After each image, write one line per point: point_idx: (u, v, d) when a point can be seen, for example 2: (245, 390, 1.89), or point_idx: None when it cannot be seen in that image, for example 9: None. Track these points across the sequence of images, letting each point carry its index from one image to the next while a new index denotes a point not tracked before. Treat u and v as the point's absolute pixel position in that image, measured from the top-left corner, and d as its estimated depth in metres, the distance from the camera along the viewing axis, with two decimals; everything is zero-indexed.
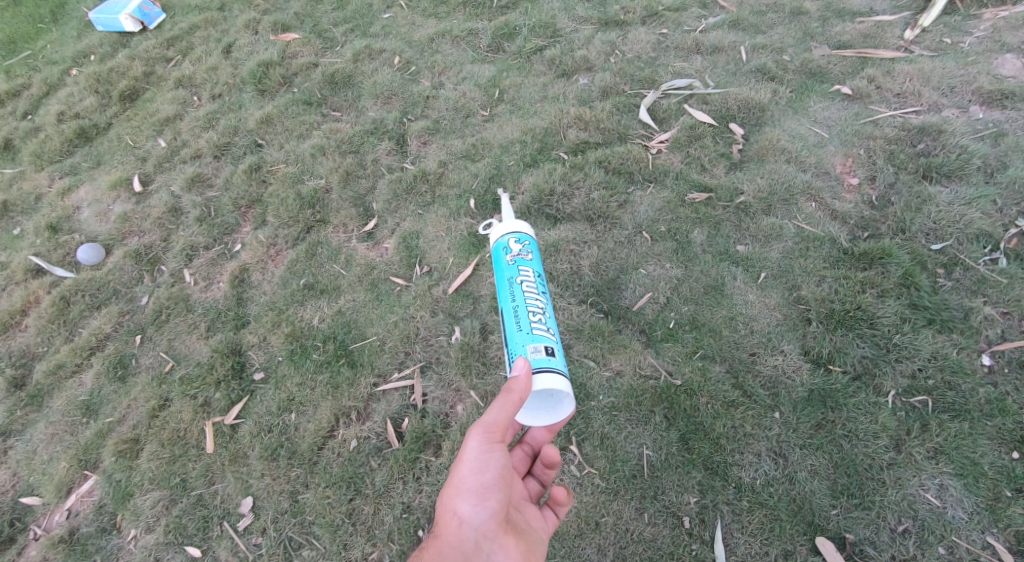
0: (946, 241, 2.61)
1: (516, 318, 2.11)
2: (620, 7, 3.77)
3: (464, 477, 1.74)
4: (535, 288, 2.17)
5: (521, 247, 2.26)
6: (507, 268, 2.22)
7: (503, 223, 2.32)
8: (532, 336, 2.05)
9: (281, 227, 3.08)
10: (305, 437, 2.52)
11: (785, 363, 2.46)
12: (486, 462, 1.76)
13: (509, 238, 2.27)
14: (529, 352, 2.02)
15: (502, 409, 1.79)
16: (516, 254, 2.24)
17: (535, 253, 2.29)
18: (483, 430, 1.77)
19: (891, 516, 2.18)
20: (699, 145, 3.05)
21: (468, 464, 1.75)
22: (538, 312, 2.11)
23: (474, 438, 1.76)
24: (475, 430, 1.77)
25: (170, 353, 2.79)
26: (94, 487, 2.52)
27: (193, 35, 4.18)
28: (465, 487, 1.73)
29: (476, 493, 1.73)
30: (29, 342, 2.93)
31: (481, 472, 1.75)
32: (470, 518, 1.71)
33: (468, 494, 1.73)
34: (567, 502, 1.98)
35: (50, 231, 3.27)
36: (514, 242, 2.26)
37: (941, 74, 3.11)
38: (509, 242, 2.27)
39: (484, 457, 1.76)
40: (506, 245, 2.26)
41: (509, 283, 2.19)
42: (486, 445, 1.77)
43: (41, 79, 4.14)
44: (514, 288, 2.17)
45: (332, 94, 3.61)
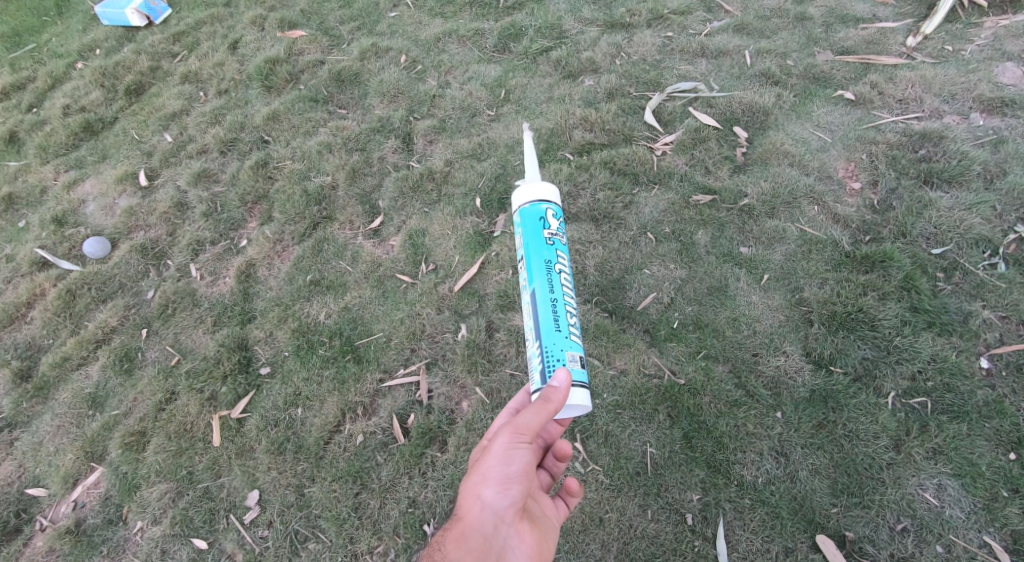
0: (946, 245, 2.65)
1: (556, 314, 1.99)
2: (625, 10, 3.80)
3: (490, 467, 1.77)
4: (572, 282, 2.08)
5: (557, 224, 2.11)
6: (547, 250, 2.06)
7: (540, 187, 2.13)
8: (571, 342, 1.98)
9: (287, 224, 3.09)
10: (311, 432, 2.54)
11: (787, 364, 2.50)
12: (513, 456, 1.78)
13: (545, 207, 2.11)
14: (569, 360, 1.95)
15: (536, 414, 1.81)
16: (554, 233, 2.09)
17: (566, 231, 2.15)
18: (514, 427, 1.80)
19: (890, 514, 2.22)
20: (703, 147, 3.08)
21: (496, 455, 1.79)
22: (575, 312, 2.03)
23: (504, 433, 1.80)
24: (506, 426, 1.81)
25: (176, 347, 2.80)
26: (100, 479, 2.53)
27: (200, 31, 4.19)
28: (490, 475, 1.76)
29: (500, 482, 1.76)
30: (35, 335, 2.94)
31: (507, 464, 1.77)
32: (491, 504, 1.74)
33: (492, 483, 1.76)
34: (578, 497, 1.97)
35: (56, 224, 3.28)
36: (553, 215, 2.10)
37: (942, 81, 3.15)
38: (547, 212, 2.10)
39: (511, 450, 1.79)
40: (544, 220, 2.09)
41: (548, 269, 2.04)
42: (514, 440, 1.80)
43: (46, 72, 4.14)
44: (553, 278, 2.03)
45: (338, 92, 3.63)
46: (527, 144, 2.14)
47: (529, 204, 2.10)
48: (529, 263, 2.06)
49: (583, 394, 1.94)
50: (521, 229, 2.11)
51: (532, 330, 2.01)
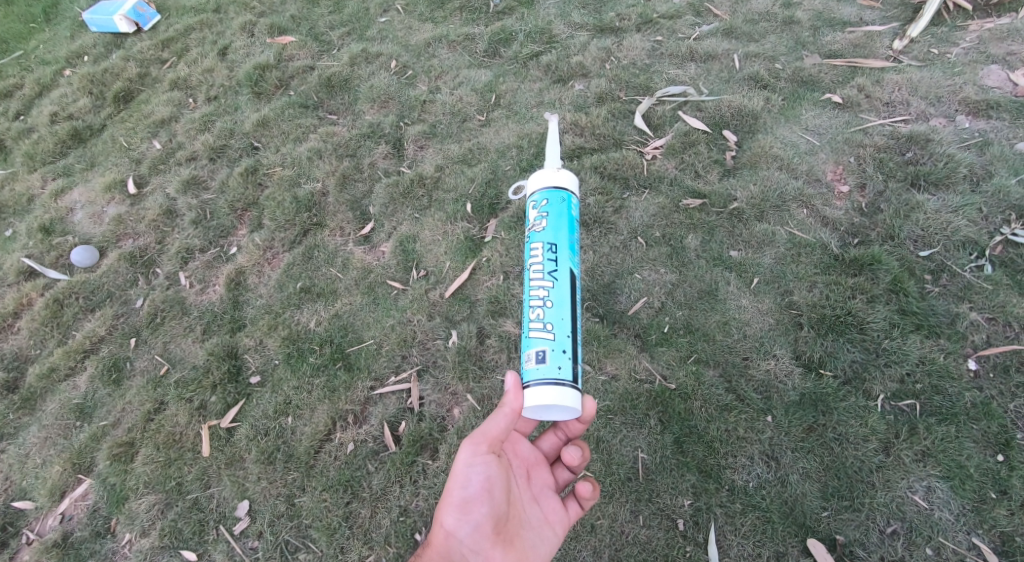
0: (933, 248, 2.67)
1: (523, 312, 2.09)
2: (615, 14, 3.81)
3: (450, 491, 1.83)
4: (542, 273, 2.08)
5: (538, 214, 2.18)
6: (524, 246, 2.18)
7: (529, 183, 2.26)
8: (531, 337, 2.01)
9: (278, 231, 3.08)
10: (302, 441, 2.53)
11: (777, 367, 2.51)
12: (469, 476, 1.82)
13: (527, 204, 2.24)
14: (526, 357, 1.99)
15: (494, 424, 1.84)
16: (531, 226, 2.18)
17: (555, 216, 2.16)
18: (469, 445, 1.84)
19: (880, 518, 2.23)
20: (693, 151, 3.09)
21: (456, 480, 1.83)
22: (538, 305, 2.04)
23: (463, 453, 1.84)
24: (464, 443, 1.85)
25: (166, 356, 2.78)
26: (87, 491, 2.51)
27: (189, 37, 4.17)
28: (450, 502, 1.82)
29: (457, 505, 1.81)
30: (22, 345, 2.92)
31: (464, 485, 1.82)
32: (454, 531, 1.81)
33: (453, 507, 1.81)
34: (591, 495, 1.93)
35: (43, 233, 3.26)
36: (531, 209, 2.21)
37: (929, 84, 3.17)
38: (529, 208, 2.23)
39: (468, 471, 1.83)
40: (528, 216, 2.22)
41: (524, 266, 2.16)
42: (470, 458, 1.83)
43: (33, 79, 4.12)
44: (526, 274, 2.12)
45: (328, 97, 3.62)
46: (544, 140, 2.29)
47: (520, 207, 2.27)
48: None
49: (539, 394, 1.90)
50: None
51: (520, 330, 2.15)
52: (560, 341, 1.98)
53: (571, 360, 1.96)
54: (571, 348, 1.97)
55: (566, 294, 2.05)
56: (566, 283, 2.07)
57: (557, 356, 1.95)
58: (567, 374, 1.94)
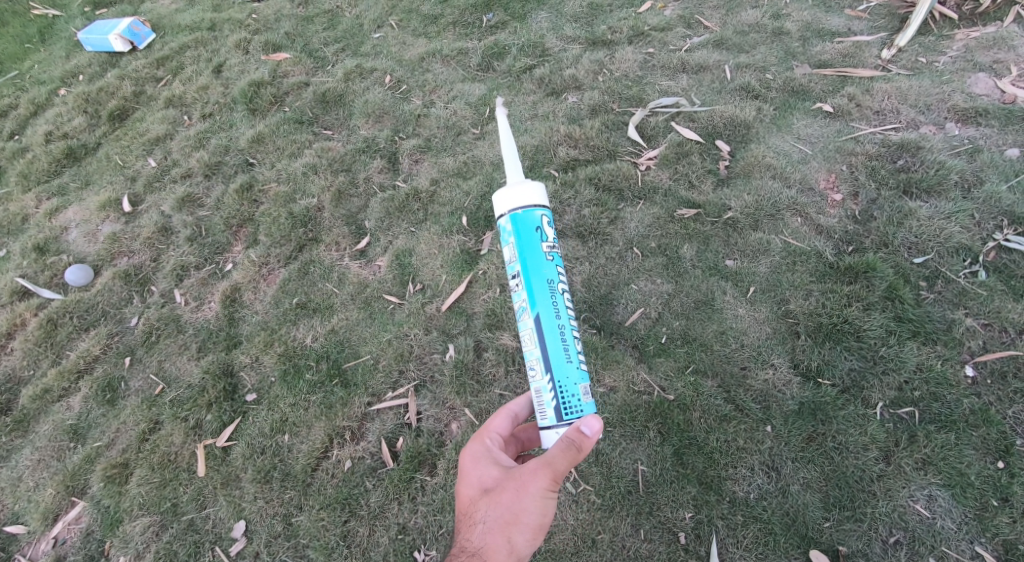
0: (928, 254, 2.68)
1: (562, 346, 1.69)
2: (607, 27, 3.83)
3: (523, 515, 1.69)
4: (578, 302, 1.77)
5: (554, 231, 1.75)
6: (547, 266, 1.71)
7: (529, 189, 1.72)
8: (584, 372, 1.71)
9: (273, 246, 3.07)
10: (298, 459, 2.51)
11: (776, 377, 2.50)
12: (544, 507, 1.70)
13: (539, 216, 1.72)
14: (582, 395, 1.69)
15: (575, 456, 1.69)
16: (553, 244, 1.73)
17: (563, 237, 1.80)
18: (548, 481, 1.66)
19: (883, 527, 2.22)
20: (687, 162, 3.10)
21: (535, 504, 1.69)
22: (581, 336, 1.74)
23: (546, 483, 1.67)
24: (540, 477, 1.66)
25: (161, 374, 2.76)
26: (81, 514, 2.48)
27: (184, 55, 4.19)
28: (526, 524, 1.69)
29: (533, 530, 1.70)
30: (16, 366, 2.89)
31: (542, 514, 1.70)
32: (521, 549, 1.71)
33: (523, 527, 1.70)
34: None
35: (37, 253, 3.24)
36: (548, 222, 1.73)
37: (918, 92, 3.20)
38: (542, 220, 1.73)
39: (542, 500, 1.69)
40: (540, 230, 1.72)
41: (551, 291, 1.70)
42: (548, 492, 1.68)
43: (28, 99, 4.12)
44: (560, 300, 1.72)
45: (323, 113, 3.63)
46: (507, 135, 1.72)
47: (517, 214, 1.71)
48: (528, 282, 1.71)
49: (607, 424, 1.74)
50: (516, 242, 1.72)
51: (543, 366, 1.69)
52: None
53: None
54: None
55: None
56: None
57: None
58: None
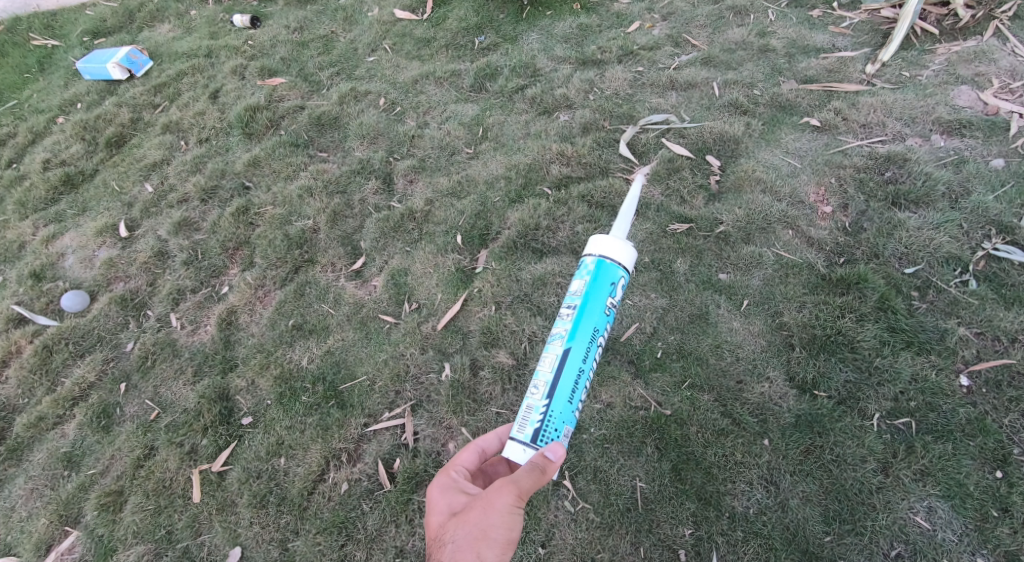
0: (918, 265, 2.70)
1: (568, 385, 1.70)
2: (597, 47, 3.89)
3: (491, 530, 1.65)
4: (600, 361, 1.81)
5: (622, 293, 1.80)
6: (603, 318, 1.75)
7: (622, 247, 1.75)
8: (574, 419, 1.74)
9: (269, 268, 3.08)
10: (295, 483, 2.50)
11: (772, 390, 2.51)
12: (512, 522, 1.66)
13: (620, 274, 1.76)
14: (563, 437, 1.71)
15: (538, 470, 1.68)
16: (616, 303, 1.77)
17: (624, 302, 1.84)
18: (513, 494, 1.64)
19: (884, 540, 2.21)
20: (678, 177, 3.13)
21: (501, 517, 1.65)
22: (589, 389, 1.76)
23: (509, 493, 1.65)
24: (506, 490, 1.64)
25: (156, 400, 2.76)
26: (74, 544, 2.46)
27: (181, 81, 4.23)
28: (494, 539, 1.65)
29: (502, 547, 1.64)
30: (10, 394, 2.88)
31: (510, 529, 1.65)
32: None
33: (492, 543, 1.65)
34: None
35: (33, 280, 3.25)
36: (624, 285, 1.77)
37: (903, 106, 3.25)
38: (621, 281, 1.76)
39: (510, 515, 1.66)
40: (613, 285, 1.75)
41: (593, 338, 1.72)
42: (515, 507, 1.65)
43: (27, 128, 4.15)
44: (594, 350, 1.74)
45: (318, 136, 3.67)
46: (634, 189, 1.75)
47: (609, 260, 1.74)
48: (579, 318, 1.72)
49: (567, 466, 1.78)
50: (591, 280, 1.74)
51: (544, 391, 1.70)
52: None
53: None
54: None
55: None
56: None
57: None
58: None
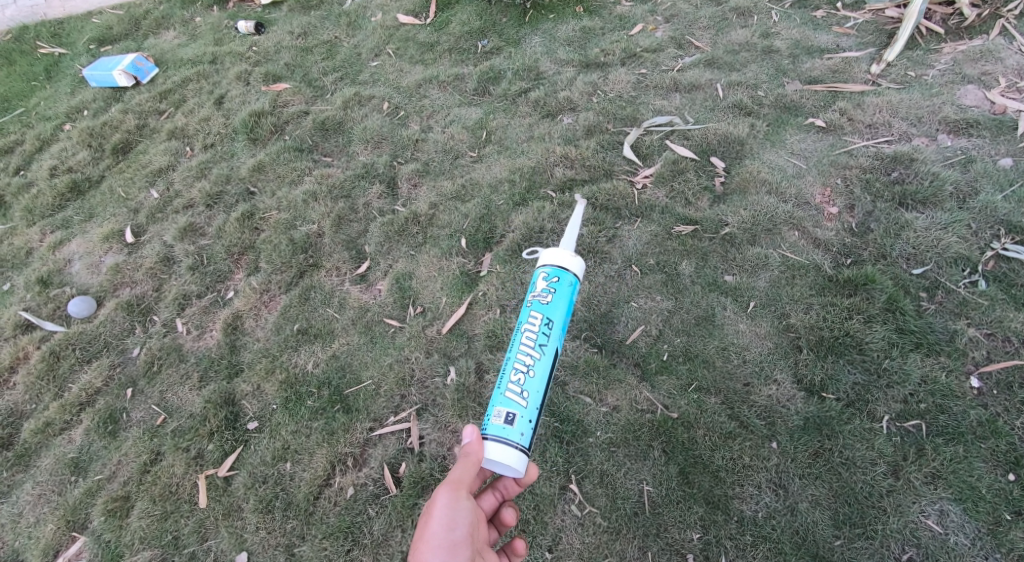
0: (926, 265, 2.68)
1: (503, 372, 2.06)
2: (600, 49, 3.89)
3: (436, 533, 1.73)
4: (532, 342, 2.06)
5: (547, 287, 2.14)
6: (524, 310, 2.14)
7: (542, 254, 2.21)
8: (505, 397, 1.98)
9: (274, 273, 3.09)
10: (301, 487, 2.50)
11: (779, 392, 2.49)
12: (456, 518, 1.77)
13: (539, 273, 2.17)
14: (494, 414, 1.97)
15: (464, 466, 1.85)
16: (539, 294, 2.14)
17: (561, 295, 2.13)
18: (450, 488, 1.80)
19: (895, 544, 2.19)
20: (682, 179, 3.12)
21: (437, 519, 1.75)
22: (523, 370, 2.02)
23: (441, 493, 1.79)
24: (442, 488, 1.80)
25: (162, 405, 2.76)
26: (81, 550, 2.46)
27: (186, 88, 4.25)
28: (435, 542, 1.71)
29: (444, 547, 1.71)
30: (17, 401, 2.89)
31: (449, 528, 1.74)
32: None
33: (437, 549, 1.70)
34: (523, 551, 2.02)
35: (40, 286, 3.26)
36: (543, 278, 2.16)
37: (908, 105, 3.23)
38: (538, 277, 2.18)
39: (453, 513, 1.77)
40: (534, 282, 2.17)
41: (516, 328, 2.12)
42: (454, 500, 1.78)
43: (34, 135, 4.17)
44: (518, 336, 2.09)
45: (322, 141, 3.68)
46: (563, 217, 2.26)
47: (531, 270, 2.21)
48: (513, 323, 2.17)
49: (515, 456, 1.91)
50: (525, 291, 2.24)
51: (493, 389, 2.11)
52: (530, 410, 1.98)
53: (533, 430, 1.98)
54: (537, 418, 2.00)
55: (549, 370, 2.05)
56: (553, 360, 2.06)
57: (524, 426, 1.95)
58: (524, 442, 1.94)
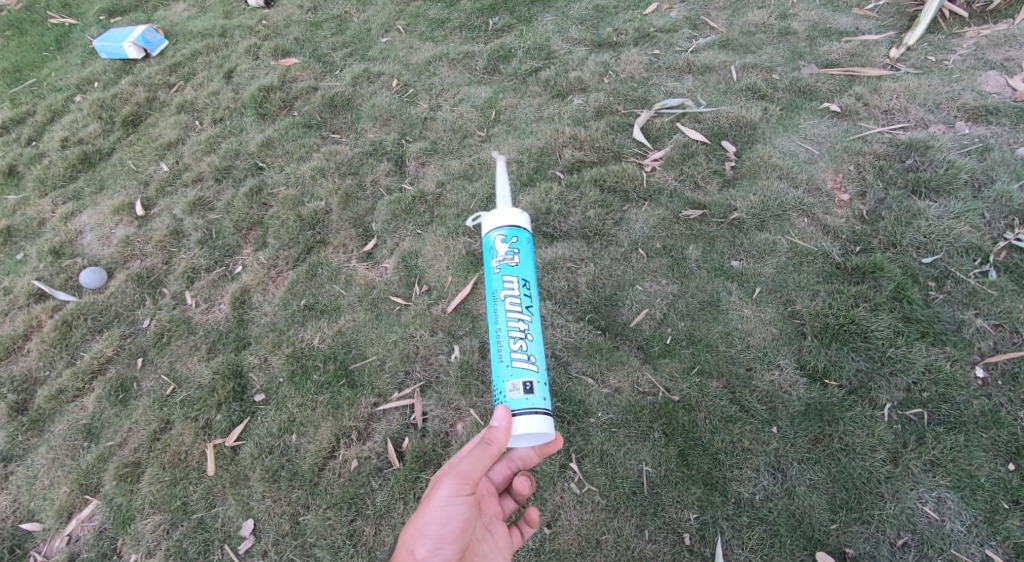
0: (936, 254, 2.65)
1: (499, 345, 2.04)
2: (612, 29, 3.84)
3: (426, 522, 1.75)
4: (521, 308, 2.06)
5: (505, 248, 2.12)
6: (495, 280, 2.11)
7: (502, 214, 2.14)
8: (516, 369, 1.99)
9: (281, 249, 3.11)
10: (305, 459, 2.54)
11: (781, 378, 2.49)
12: (450, 513, 1.76)
13: (495, 236, 2.14)
14: (511, 390, 1.96)
15: (478, 462, 1.79)
16: (502, 260, 2.12)
17: (526, 254, 2.14)
18: (456, 481, 1.77)
19: (890, 530, 2.20)
20: (691, 162, 3.09)
21: (434, 511, 1.76)
22: (521, 337, 2.03)
23: (446, 486, 1.78)
24: (448, 478, 1.78)
25: (171, 375, 2.81)
26: (94, 513, 2.53)
27: (195, 61, 4.25)
28: (426, 533, 1.74)
29: (435, 540, 1.74)
30: (31, 367, 2.95)
31: (444, 522, 1.75)
32: None
33: (427, 540, 1.74)
34: (537, 523, 2.04)
35: (53, 256, 3.31)
36: (502, 241, 2.12)
37: (927, 91, 3.17)
38: (494, 241, 2.14)
39: (450, 505, 1.77)
40: (495, 249, 2.13)
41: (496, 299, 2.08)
42: (454, 494, 1.77)
43: (45, 106, 4.20)
44: (501, 307, 2.07)
45: (331, 117, 3.67)
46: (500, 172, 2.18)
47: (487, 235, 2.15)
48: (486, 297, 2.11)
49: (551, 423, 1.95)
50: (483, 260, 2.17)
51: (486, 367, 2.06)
52: (541, 373, 2.01)
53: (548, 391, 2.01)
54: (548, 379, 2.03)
55: (541, 330, 2.08)
56: (540, 319, 2.10)
57: (543, 388, 1.98)
58: (548, 405, 1.98)
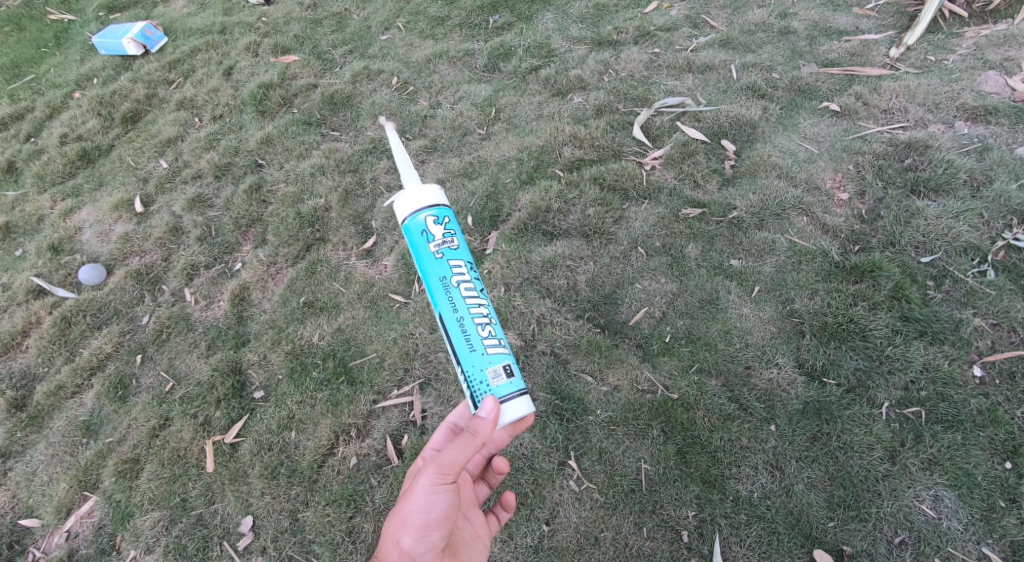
0: (935, 254, 2.66)
1: (464, 335, 1.79)
2: (613, 28, 3.84)
3: (410, 512, 1.73)
4: (475, 289, 1.84)
5: (441, 229, 1.87)
6: (438, 265, 1.84)
7: (418, 192, 1.87)
8: (493, 357, 1.78)
9: (281, 246, 3.11)
10: (305, 456, 2.54)
11: (780, 376, 2.49)
12: (434, 501, 1.74)
13: (424, 217, 1.86)
14: (492, 379, 1.76)
15: (460, 453, 1.74)
16: (440, 242, 1.85)
17: (459, 232, 1.90)
18: (436, 472, 1.73)
19: (888, 527, 2.21)
20: (691, 161, 3.10)
21: (417, 501, 1.73)
22: (487, 321, 1.81)
23: (427, 476, 1.74)
24: (429, 468, 1.74)
25: (170, 372, 2.81)
26: (93, 509, 2.53)
27: (195, 58, 4.24)
28: (410, 522, 1.72)
29: (419, 529, 1.73)
30: (30, 363, 2.95)
31: (428, 511, 1.73)
32: (411, 551, 1.72)
33: (412, 529, 1.72)
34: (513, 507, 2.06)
35: (52, 252, 3.30)
36: (434, 222, 1.86)
37: (926, 91, 3.18)
38: (426, 224, 1.86)
39: (433, 495, 1.74)
40: (427, 232, 1.86)
41: (446, 285, 1.82)
42: (436, 485, 1.73)
43: (44, 103, 4.19)
44: (455, 293, 1.81)
45: (331, 114, 3.67)
46: (394, 145, 1.87)
47: (408, 219, 1.86)
48: (428, 285, 1.84)
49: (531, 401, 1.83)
50: (410, 249, 1.88)
51: (452, 361, 1.81)
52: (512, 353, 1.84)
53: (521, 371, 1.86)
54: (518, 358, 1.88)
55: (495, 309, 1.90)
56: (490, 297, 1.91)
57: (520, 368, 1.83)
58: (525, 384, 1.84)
